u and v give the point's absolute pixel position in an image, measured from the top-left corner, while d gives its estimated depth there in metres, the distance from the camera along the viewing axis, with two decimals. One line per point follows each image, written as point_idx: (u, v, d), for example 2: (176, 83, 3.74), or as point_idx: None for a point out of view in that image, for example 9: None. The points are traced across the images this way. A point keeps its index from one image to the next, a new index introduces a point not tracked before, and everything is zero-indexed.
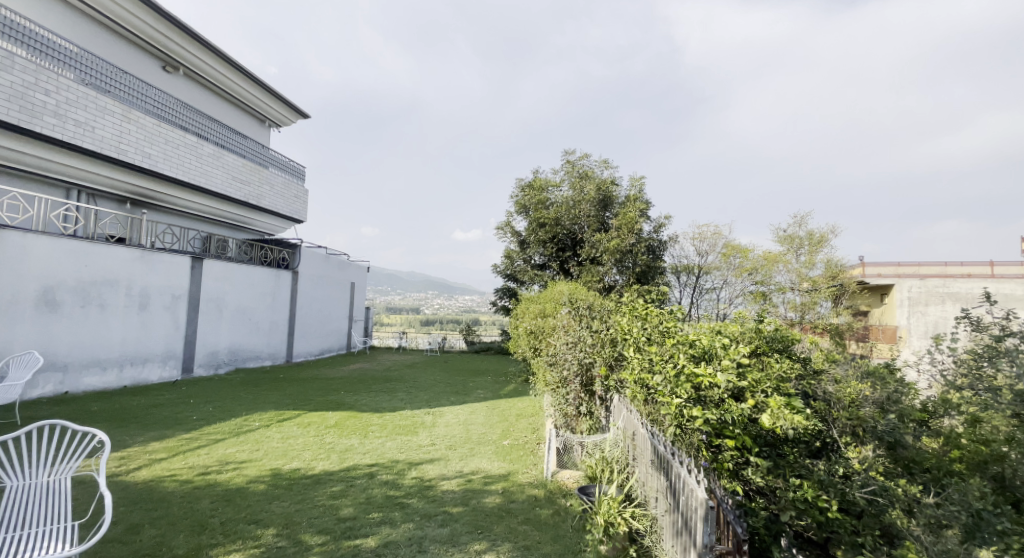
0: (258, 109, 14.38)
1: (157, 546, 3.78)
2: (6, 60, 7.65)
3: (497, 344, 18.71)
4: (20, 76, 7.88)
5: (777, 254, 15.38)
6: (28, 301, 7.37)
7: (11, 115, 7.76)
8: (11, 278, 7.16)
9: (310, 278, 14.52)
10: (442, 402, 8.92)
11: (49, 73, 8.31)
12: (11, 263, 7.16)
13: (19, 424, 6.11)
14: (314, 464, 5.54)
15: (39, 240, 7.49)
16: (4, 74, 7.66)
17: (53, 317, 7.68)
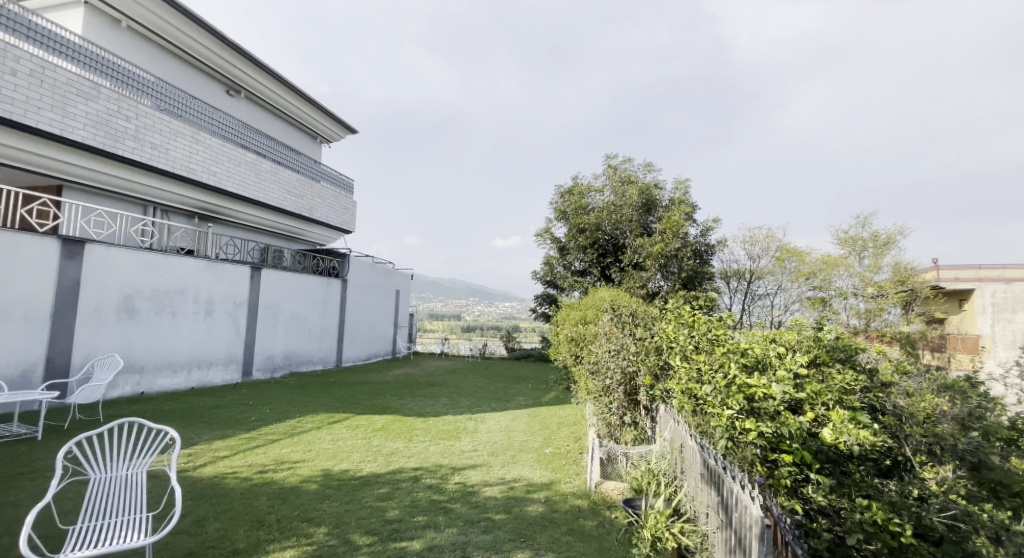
0: (311, 128, 15.03)
1: (220, 539, 3.92)
2: (93, 91, 8.32)
3: (537, 351, 18.46)
4: (105, 105, 8.54)
5: (837, 257, 14.50)
6: (111, 308, 7.88)
7: (97, 140, 8.40)
8: (97, 288, 7.67)
9: (359, 286, 14.96)
10: (484, 408, 8.93)
11: (129, 101, 8.96)
12: (98, 274, 7.68)
13: (99, 424, 6.52)
14: (361, 465, 5.64)
15: (121, 253, 8.01)
16: (91, 103, 8.32)
17: (132, 324, 8.20)
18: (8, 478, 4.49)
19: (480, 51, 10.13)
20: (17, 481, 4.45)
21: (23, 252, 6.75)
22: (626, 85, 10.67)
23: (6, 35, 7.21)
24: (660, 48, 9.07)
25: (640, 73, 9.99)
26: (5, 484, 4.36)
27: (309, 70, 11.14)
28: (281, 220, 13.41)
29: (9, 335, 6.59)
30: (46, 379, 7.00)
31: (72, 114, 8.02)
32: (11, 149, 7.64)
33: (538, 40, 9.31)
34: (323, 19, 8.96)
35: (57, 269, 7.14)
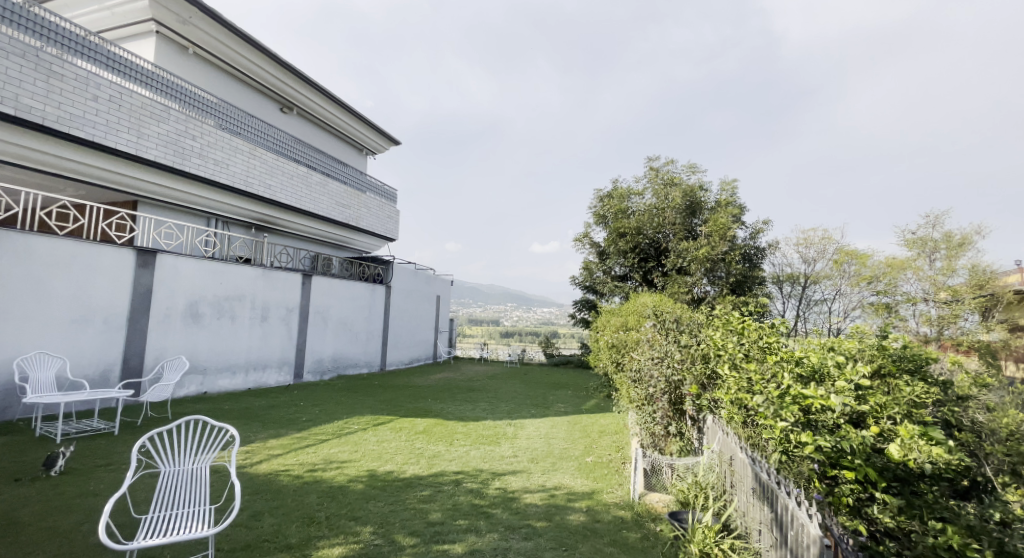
0: (357, 140, 15.49)
1: (275, 533, 4.02)
2: (163, 113, 8.89)
3: (577, 357, 18.16)
4: (174, 125, 9.11)
5: (903, 259, 13.57)
6: (178, 314, 8.33)
7: (167, 158, 8.96)
8: (166, 294, 8.13)
9: (401, 292, 15.26)
10: (524, 414, 8.86)
11: (195, 121, 9.52)
12: (167, 281, 8.15)
13: (167, 422, 6.88)
14: (405, 467, 5.70)
15: (187, 262, 8.46)
16: (162, 124, 8.90)
17: (196, 328, 8.64)
18: (88, 470, 4.78)
19: (519, 58, 10.16)
20: (97, 473, 4.74)
21: (103, 262, 7.21)
22: (668, 85, 10.41)
23: (89, 64, 7.80)
24: (704, 46, 8.85)
25: (684, 72, 9.70)
26: (86, 475, 4.65)
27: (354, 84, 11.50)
28: (330, 230, 13.86)
29: (91, 338, 7.07)
30: (122, 378, 7.47)
31: (146, 135, 8.60)
32: (93, 169, 8.24)
33: (577, 43, 9.29)
34: (368, 33, 9.23)
35: (132, 278, 7.60)
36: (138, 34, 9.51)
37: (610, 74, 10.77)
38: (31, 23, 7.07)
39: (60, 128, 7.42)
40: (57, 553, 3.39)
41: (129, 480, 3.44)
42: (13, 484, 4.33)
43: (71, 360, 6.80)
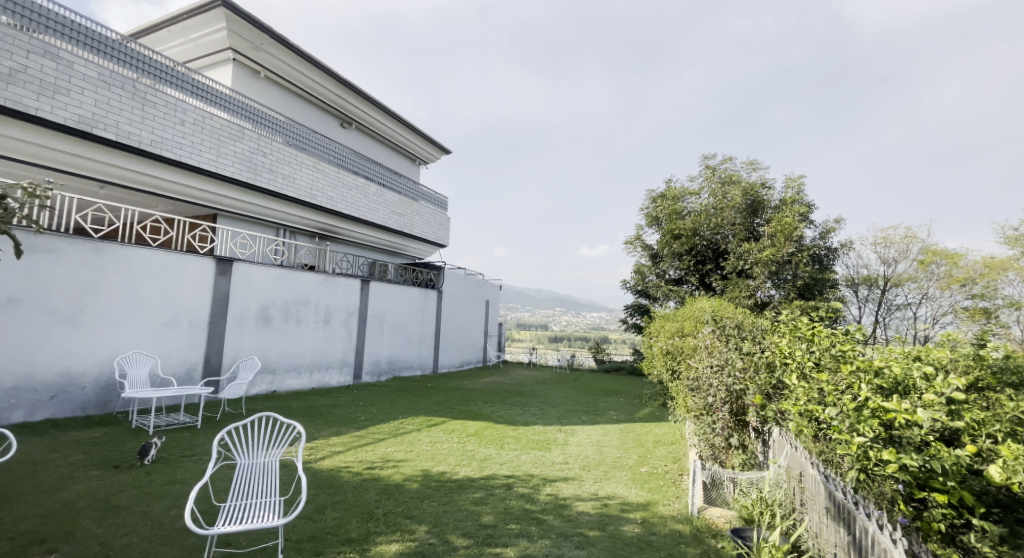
0: (411, 151, 15.92)
1: (336, 526, 4.13)
2: (238, 133, 9.51)
3: (629, 364, 17.68)
4: (248, 144, 9.72)
5: (1006, 259, 11.91)
6: (252, 317, 8.83)
7: (241, 174, 9.58)
8: (241, 300, 8.65)
9: (452, 297, 15.49)
10: (574, 420, 8.71)
11: (266, 139, 10.12)
12: (243, 288, 8.66)
13: (241, 418, 7.29)
14: (457, 469, 5.72)
15: (259, 269, 8.96)
16: (238, 143, 9.53)
17: (267, 331, 9.11)
18: (175, 460, 5.12)
19: (568, 60, 10.06)
20: (183, 463, 5.07)
21: (189, 270, 7.77)
22: (725, 80, 9.95)
23: (176, 92, 8.47)
24: (765, 38, 8.46)
25: (742, 65, 9.26)
26: (174, 465, 4.99)
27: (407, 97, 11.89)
28: (385, 237, 14.28)
29: (177, 339, 7.62)
30: (203, 377, 8.00)
31: (224, 154, 9.24)
32: (179, 186, 8.92)
33: (627, 42, 9.16)
34: (420, 44, 9.45)
35: (213, 284, 8.14)
36: (216, 62, 10.19)
37: (662, 72, 10.43)
38: (129, 57, 7.77)
39: (152, 151, 8.10)
40: (149, 535, 3.63)
41: (212, 469, 3.64)
42: (112, 471, 4.70)
43: (160, 360, 7.35)
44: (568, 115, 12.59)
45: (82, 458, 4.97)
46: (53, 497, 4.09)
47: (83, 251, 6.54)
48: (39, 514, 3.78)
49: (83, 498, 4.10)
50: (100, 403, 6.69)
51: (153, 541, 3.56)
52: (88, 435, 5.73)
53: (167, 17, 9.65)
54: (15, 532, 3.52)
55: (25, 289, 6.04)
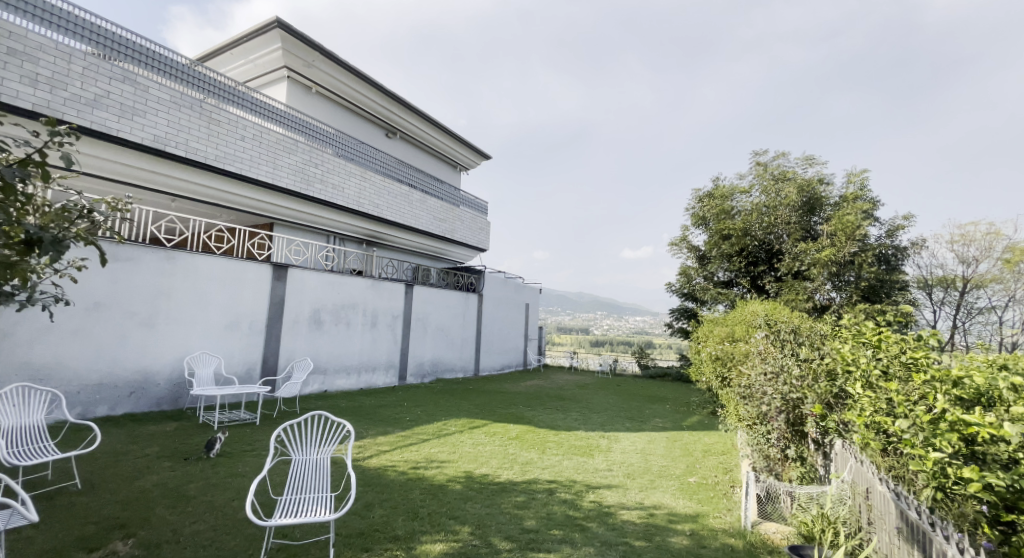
0: (452, 158, 16.14)
1: (383, 523, 4.16)
2: (292, 145, 9.92)
3: (675, 370, 17.11)
4: (301, 156, 10.12)
5: None
6: (305, 320, 9.16)
7: (294, 185, 9.98)
8: (296, 303, 8.98)
9: (492, 300, 15.53)
10: (617, 427, 8.49)
11: (318, 151, 10.51)
12: (297, 292, 9.00)
13: (295, 416, 7.56)
14: (499, 472, 5.68)
15: (312, 274, 9.29)
16: (292, 155, 9.94)
17: (319, 333, 9.42)
18: (237, 454, 5.35)
19: (610, 62, 9.92)
20: (244, 457, 5.29)
21: (248, 276, 8.15)
22: (777, 72, 9.52)
23: (238, 109, 8.95)
24: (820, 26, 8.03)
25: (795, 56, 8.83)
26: (236, 458, 5.21)
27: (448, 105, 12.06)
28: (427, 243, 14.50)
29: (238, 341, 8.00)
30: (261, 376, 8.36)
31: (279, 166, 9.66)
32: (239, 198, 9.38)
33: (671, 38, 8.94)
34: (461, 51, 9.55)
35: (270, 289, 8.51)
36: (272, 80, 10.70)
37: (710, 68, 10.09)
38: (196, 79, 8.27)
39: (217, 165, 8.58)
40: (214, 524, 3.78)
41: (269, 464, 3.77)
42: (182, 462, 4.96)
43: (223, 359, 7.73)
44: (610, 116, 12.40)
45: (156, 450, 5.28)
46: (132, 485, 4.34)
47: (158, 259, 6.98)
48: (119, 500, 4.01)
49: (157, 487, 4.34)
50: (172, 400, 7.13)
51: (218, 530, 3.70)
52: (160, 429, 6.08)
53: (228, 40, 10.26)
54: (99, 516, 3.75)
55: (109, 294, 6.49)
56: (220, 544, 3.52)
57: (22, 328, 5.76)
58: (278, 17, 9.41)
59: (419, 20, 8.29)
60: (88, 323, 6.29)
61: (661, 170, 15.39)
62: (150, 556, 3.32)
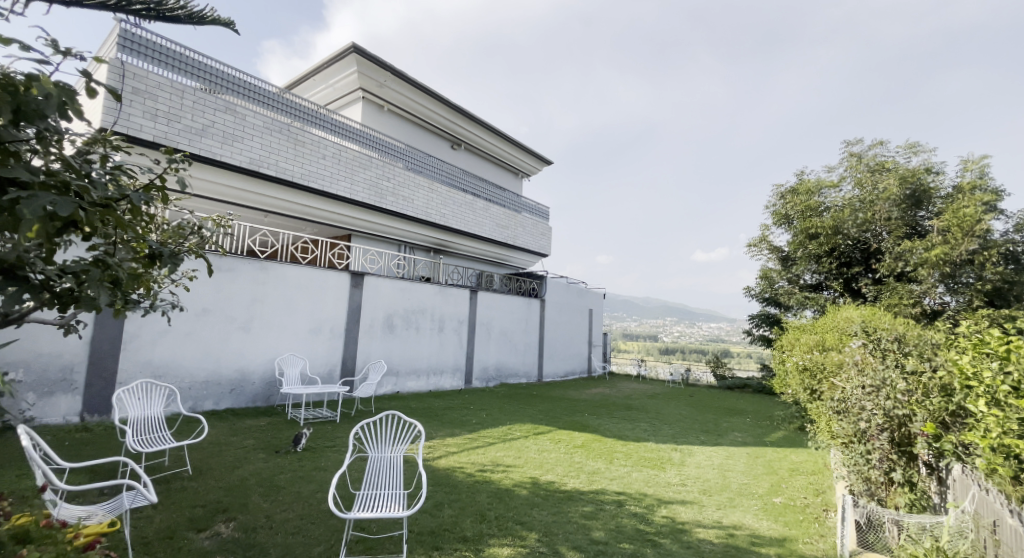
0: (515, 165, 16.27)
1: (452, 524, 4.18)
2: (367, 161, 10.44)
3: (755, 381, 15.98)
4: (375, 170, 10.63)
5: None
6: (379, 324, 9.55)
7: (369, 198, 10.49)
8: (371, 308, 9.39)
9: (555, 305, 15.39)
10: (691, 440, 8.05)
11: (390, 165, 10.99)
12: (372, 298, 9.41)
13: (371, 415, 7.88)
14: (565, 480, 5.55)
15: (385, 281, 9.69)
16: (367, 170, 10.46)
17: (391, 337, 9.79)
18: (320, 449, 5.64)
19: (680, 57, 9.51)
20: (325, 452, 5.57)
21: (330, 283, 8.64)
22: (869, 53, 8.70)
23: (319, 130, 9.56)
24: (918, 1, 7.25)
25: (888, 34, 8.04)
26: (319, 453, 5.50)
27: (512, 113, 12.15)
28: (491, 249, 14.68)
29: (320, 344, 8.49)
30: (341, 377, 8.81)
31: (356, 180, 10.20)
32: (321, 212, 10.00)
33: (744, 28, 8.45)
34: (523, 58, 9.59)
35: (348, 295, 8.96)
36: (348, 102, 11.36)
37: (792, 54, 9.40)
38: (284, 105, 8.94)
39: (303, 182, 9.20)
40: (301, 513, 3.97)
41: (348, 459, 3.89)
42: (274, 455, 5.30)
43: (308, 360, 8.23)
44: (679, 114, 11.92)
45: (251, 442, 5.69)
46: (232, 473, 4.69)
47: (254, 269, 7.58)
48: (221, 487, 4.34)
49: (253, 476, 4.65)
50: (264, 396, 7.69)
51: (304, 519, 3.88)
52: (255, 423, 6.55)
53: (310, 68, 11.08)
54: (205, 499, 4.07)
55: (214, 301, 7.14)
56: (306, 532, 3.69)
57: (145, 331, 6.44)
58: (353, 42, 9.94)
59: (484, 28, 8.48)
60: (197, 326, 6.95)
61: (736, 165, 14.54)
62: (249, 539, 3.54)
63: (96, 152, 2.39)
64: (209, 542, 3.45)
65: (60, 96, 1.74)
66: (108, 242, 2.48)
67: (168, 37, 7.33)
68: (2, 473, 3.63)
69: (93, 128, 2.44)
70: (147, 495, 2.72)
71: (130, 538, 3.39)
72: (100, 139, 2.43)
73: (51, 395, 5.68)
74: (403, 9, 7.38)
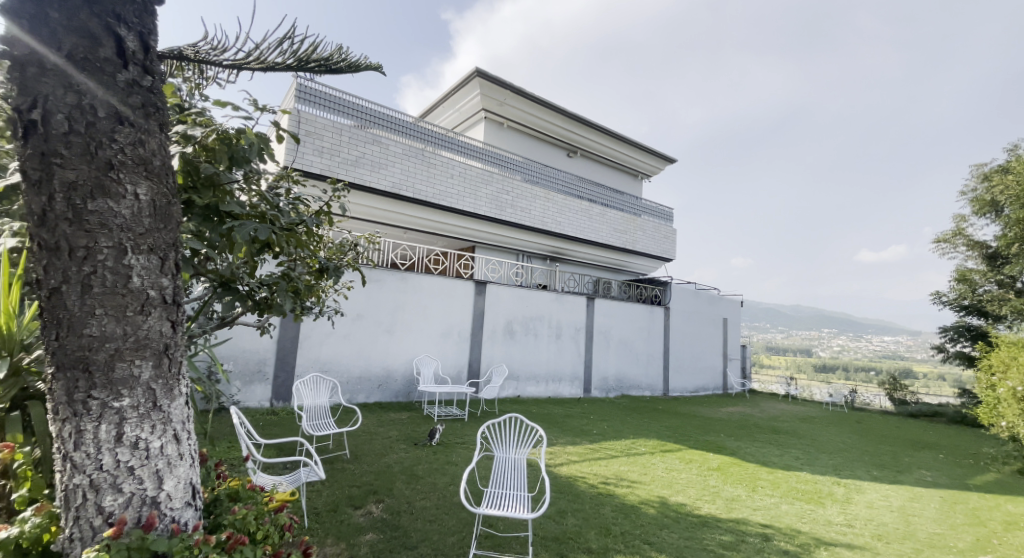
0: (634, 168, 15.79)
1: (576, 533, 4.17)
2: (488, 176, 10.99)
3: (948, 411, 13.24)
4: (495, 184, 11.13)
5: None
6: (500, 330, 9.94)
7: (490, 211, 11.02)
8: (492, 315, 9.81)
9: (682, 314, 14.54)
10: (859, 474, 6.96)
11: (509, 178, 11.43)
12: (494, 305, 9.83)
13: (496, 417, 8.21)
14: (699, 503, 5.18)
15: (506, 289, 10.07)
16: (488, 185, 11.00)
17: (511, 342, 10.12)
18: (451, 445, 6.04)
19: (832, 26, 8.40)
20: (455, 448, 5.94)
21: (457, 291, 9.23)
22: None
23: (447, 152, 10.32)
24: None
25: None
26: (450, 449, 5.89)
27: (633, 116, 11.82)
28: (609, 255, 14.40)
29: (450, 348, 9.10)
30: (468, 378, 9.34)
31: (478, 195, 10.79)
32: (450, 226, 10.74)
33: None
34: (646, 59, 9.29)
35: (473, 302, 9.47)
36: (472, 122, 12.11)
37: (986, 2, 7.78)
38: (418, 132, 9.86)
39: (433, 200, 10.00)
40: (437, 503, 4.29)
41: (478, 456, 4.10)
42: (412, 446, 5.80)
43: (439, 362, 8.88)
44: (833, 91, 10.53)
45: (395, 434, 6.29)
46: (380, 460, 5.25)
47: (397, 279, 8.42)
48: (371, 471, 4.87)
49: (396, 464, 5.15)
50: (405, 393, 8.46)
51: (439, 509, 4.18)
52: (397, 417, 7.23)
53: (440, 95, 12.07)
54: (358, 481, 4.60)
55: (365, 308, 8.06)
56: (441, 522, 3.96)
57: (314, 332, 7.50)
58: (477, 67, 10.62)
59: (604, 34, 8.43)
60: (352, 329, 7.91)
61: (909, 139, 12.40)
62: (393, 521, 3.90)
63: (282, 187, 2.86)
64: (364, 519, 3.89)
65: (258, 143, 2.15)
66: (290, 260, 2.95)
67: (328, 84, 8.53)
68: (219, 443, 4.52)
69: (279, 167, 2.93)
70: (317, 471, 3.15)
71: (306, 507, 3.98)
72: (285, 176, 2.91)
73: (250, 384, 6.89)
74: (522, 27, 7.67)
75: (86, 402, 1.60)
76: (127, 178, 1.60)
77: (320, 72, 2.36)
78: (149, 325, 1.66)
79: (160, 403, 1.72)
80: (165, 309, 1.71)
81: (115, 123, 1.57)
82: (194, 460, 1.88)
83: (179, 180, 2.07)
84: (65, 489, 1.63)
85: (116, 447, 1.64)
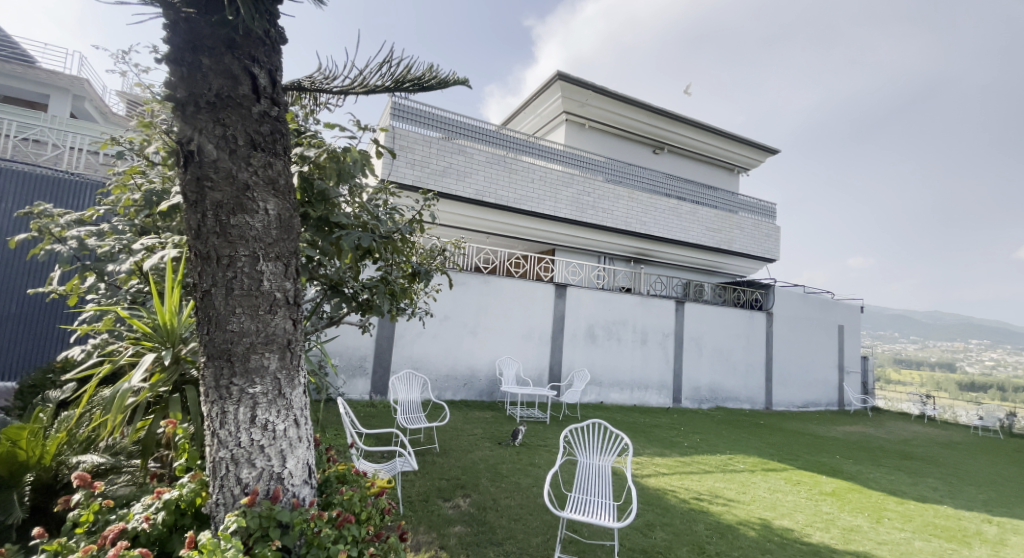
0: (726, 162, 14.88)
1: (668, 548, 4.05)
2: (569, 179, 10.98)
3: None
4: (576, 187, 11.09)
5: None
6: (582, 334, 9.88)
7: (571, 213, 11.01)
8: (574, 318, 9.78)
9: (787, 321, 13.44)
10: (1019, 514, 5.95)
11: (590, 179, 11.32)
12: (576, 309, 9.80)
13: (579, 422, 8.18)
14: (807, 530, 4.78)
15: (588, 293, 9.99)
16: (569, 187, 10.99)
17: (593, 346, 10.01)
18: (535, 446, 6.12)
19: None
20: (540, 450, 6.02)
21: (538, 293, 9.32)
22: None
23: (528, 156, 10.49)
24: None
25: None
26: (533, 450, 5.97)
27: (726, 110, 11.14)
28: (699, 257, 13.72)
29: (532, 350, 9.23)
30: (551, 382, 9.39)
31: (559, 197, 10.83)
32: (532, 230, 10.89)
33: None
34: (741, 48, 8.67)
35: (553, 305, 9.52)
36: (554, 125, 12.18)
37: None
38: (500, 139, 10.14)
39: (515, 205, 10.21)
40: (522, 503, 4.38)
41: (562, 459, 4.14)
42: (497, 445, 5.97)
43: (522, 364, 9.04)
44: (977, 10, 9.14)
45: (481, 432, 6.50)
46: (468, 456, 5.47)
47: (480, 283, 8.71)
48: (459, 466, 5.10)
49: (483, 461, 5.34)
50: (489, 392, 8.70)
51: (524, 509, 4.27)
52: (483, 416, 7.47)
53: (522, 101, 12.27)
54: (447, 474, 4.84)
55: (451, 310, 8.43)
56: (526, 521, 4.04)
57: (407, 332, 7.98)
58: (558, 71, 10.62)
59: (695, 23, 8.03)
60: (439, 329, 8.31)
61: None
62: (480, 516, 4.06)
63: (380, 199, 3.10)
64: (452, 511, 4.09)
65: (361, 159, 2.38)
66: (387, 266, 3.19)
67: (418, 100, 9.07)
68: (327, 430, 4.98)
69: (378, 180, 3.18)
70: (410, 462, 3.37)
71: (403, 495, 4.27)
72: (383, 188, 3.15)
73: (352, 377, 7.51)
74: (605, 25, 7.56)
75: (229, 387, 1.87)
76: (260, 197, 1.86)
77: (415, 91, 2.52)
78: (276, 322, 1.91)
79: (284, 391, 1.96)
80: (288, 308, 1.94)
81: (250, 150, 1.84)
82: (310, 443, 2.10)
83: (298, 196, 2.36)
84: (213, 461, 1.91)
85: (251, 427, 1.90)
